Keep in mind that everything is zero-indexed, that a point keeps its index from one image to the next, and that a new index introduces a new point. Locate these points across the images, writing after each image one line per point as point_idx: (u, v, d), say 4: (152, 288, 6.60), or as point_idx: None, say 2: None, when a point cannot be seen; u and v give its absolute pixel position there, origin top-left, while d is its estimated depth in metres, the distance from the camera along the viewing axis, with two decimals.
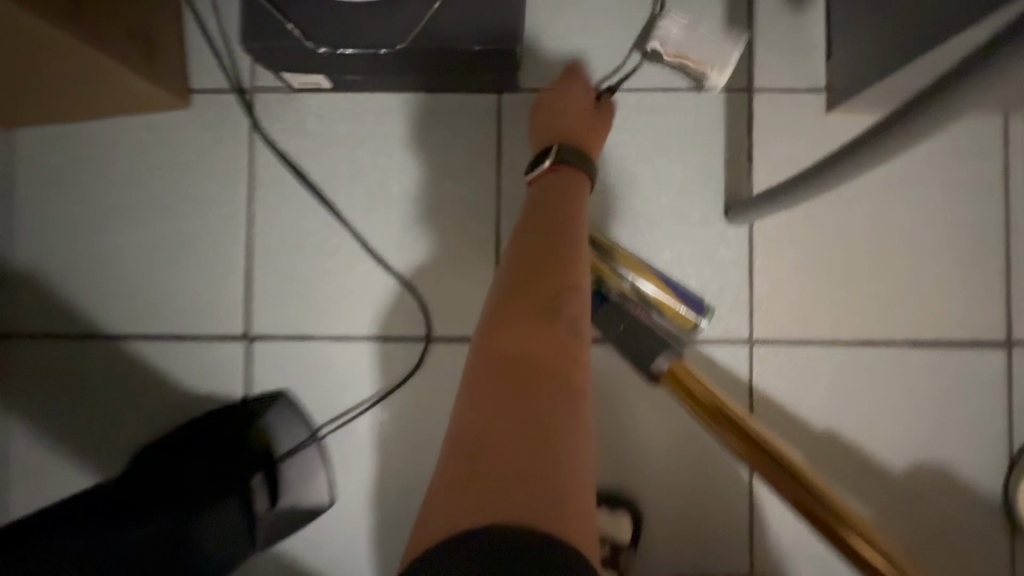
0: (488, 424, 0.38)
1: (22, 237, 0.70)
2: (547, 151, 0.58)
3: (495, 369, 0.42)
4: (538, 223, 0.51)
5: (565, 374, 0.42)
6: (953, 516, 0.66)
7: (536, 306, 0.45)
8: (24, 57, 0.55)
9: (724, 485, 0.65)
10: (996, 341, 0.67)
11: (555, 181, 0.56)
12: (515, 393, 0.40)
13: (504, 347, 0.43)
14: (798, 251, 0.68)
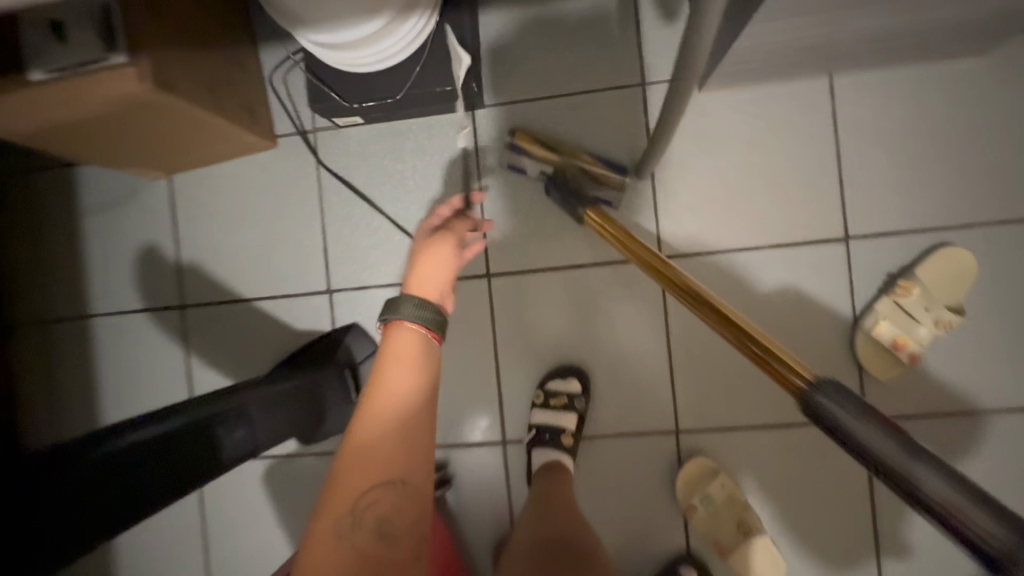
0: (346, 558, 0.57)
1: (184, 243, 1.10)
2: (396, 311, 0.75)
3: (343, 510, 0.60)
4: (391, 383, 0.69)
5: (405, 501, 0.62)
6: (816, 363, 0.95)
7: (374, 456, 0.63)
8: (195, 132, 0.92)
9: (644, 354, 1.00)
10: (837, 238, 0.95)
11: (408, 340, 0.73)
12: (364, 531, 0.59)
13: (346, 493, 0.61)
14: (689, 192, 0.98)
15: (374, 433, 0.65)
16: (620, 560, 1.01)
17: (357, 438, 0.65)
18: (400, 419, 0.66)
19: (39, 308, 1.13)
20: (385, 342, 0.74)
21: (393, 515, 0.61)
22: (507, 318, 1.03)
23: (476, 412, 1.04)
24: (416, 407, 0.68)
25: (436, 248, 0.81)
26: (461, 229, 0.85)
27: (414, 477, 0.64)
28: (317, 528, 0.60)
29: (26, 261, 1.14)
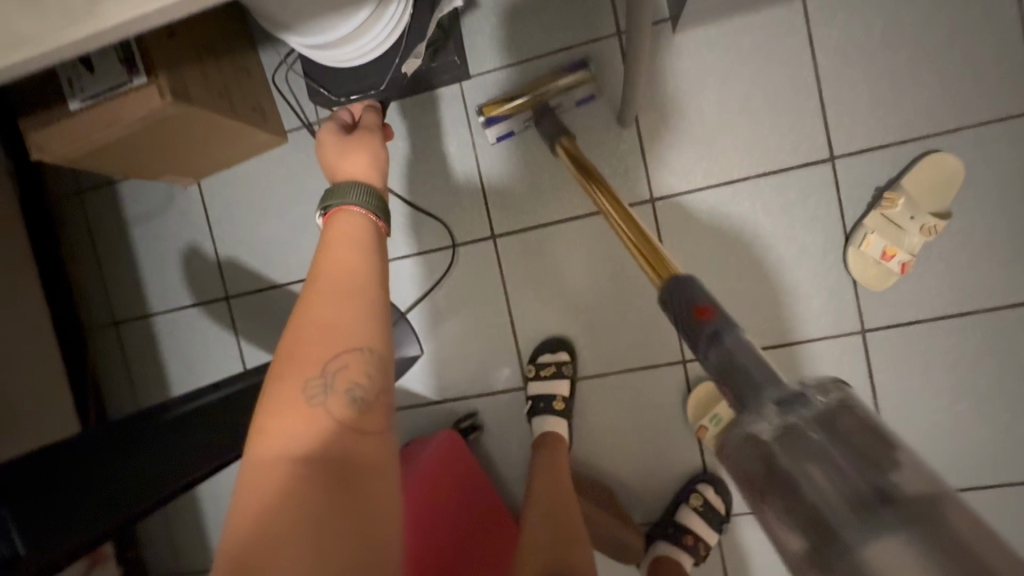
0: (314, 430, 0.50)
1: (220, 240, 1.22)
2: (329, 200, 0.64)
3: (310, 372, 0.53)
4: (337, 253, 0.59)
5: (377, 367, 0.55)
6: (810, 281, 1.00)
7: (336, 325, 0.55)
8: (214, 136, 1.01)
9: (645, 290, 1.07)
10: (823, 159, 0.97)
11: (349, 220, 0.62)
12: (333, 398, 0.52)
13: (310, 360, 0.53)
14: (673, 133, 1.02)
15: (333, 299, 0.56)
16: (643, 482, 1.10)
17: (310, 308, 0.56)
18: (360, 282, 0.58)
19: (107, 313, 1.29)
20: (330, 222, 0.63)
21: (365, 382, 0.53)
22: (515, 274, 1.11)
23: (498, 362, 1.14)
24: (378, 275, 0.59)
25: (363, 144, 0.70)
26: (375, 126, 0.74)
27: (382, 343, 0.56)
28: (277, 394, 0.52)
29: (88, 272, 1.28)
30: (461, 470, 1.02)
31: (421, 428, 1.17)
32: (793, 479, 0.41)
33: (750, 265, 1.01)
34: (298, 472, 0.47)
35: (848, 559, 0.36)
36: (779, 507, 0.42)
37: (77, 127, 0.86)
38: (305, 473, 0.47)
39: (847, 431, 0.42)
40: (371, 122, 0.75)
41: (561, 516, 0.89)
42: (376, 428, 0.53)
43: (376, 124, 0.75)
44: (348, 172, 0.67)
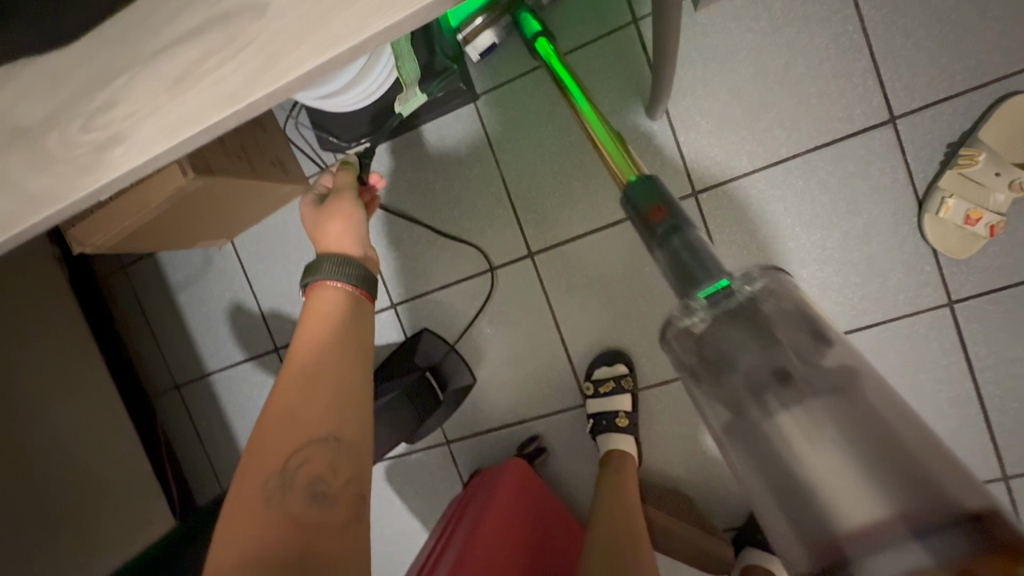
0: (275, 526, 0.49)
1: (261, 295, 1.22)
2: (312, 276, 0.69)
3: (279, 461, 0.53)
4: (317, 336, 0.62)
5: (342, 457, 0.54)
6: (880, 256, 0.91)
7: (301, 414, 0.55)
8: (240, 199, 1.00)
9: None
10: (883, 121, 0.89)
11: (330, 297, 0.67)
12: (295, 493, 0.51)
13: (272, 455, 0.54)
14: (709, 119, 0.95)
15: (301, 388, 0.57)
16: (724, 487, 1.05)
17: (279, 400, 0.57)
18: (330, 369, 0.59)
19: (168, 379, 1.32)
20: (308, 303, 0.67)
21: (327, 475, 0.53)
22: (560, 290, 1.07)
23: (554, 382, 1.10)
24: (347, 359, 0.61)
25: (338, 208, 0.76)
26: (347, 189, 0.79)
27: (348, 431, 0.56)
28: (240, 496, 0.52)
29: (145, 343, 1.32)
30: (528, 493, 0.99)
31: (485, 457, 1.15)
32: (721, 368, 0.41)
33: (811, 248, 0.94)
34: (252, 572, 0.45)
35: (761, 431, 0.38)
36: (706, 391, 0.42)
37: (110, 217, 0.87)
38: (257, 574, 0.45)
39: (774, 316, 0.41)
40: (346, 182, 0.80)
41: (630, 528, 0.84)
42: (338, 522, 0.51)
43: (351, 182, 0.80)
44: (328, 243, 0.74)
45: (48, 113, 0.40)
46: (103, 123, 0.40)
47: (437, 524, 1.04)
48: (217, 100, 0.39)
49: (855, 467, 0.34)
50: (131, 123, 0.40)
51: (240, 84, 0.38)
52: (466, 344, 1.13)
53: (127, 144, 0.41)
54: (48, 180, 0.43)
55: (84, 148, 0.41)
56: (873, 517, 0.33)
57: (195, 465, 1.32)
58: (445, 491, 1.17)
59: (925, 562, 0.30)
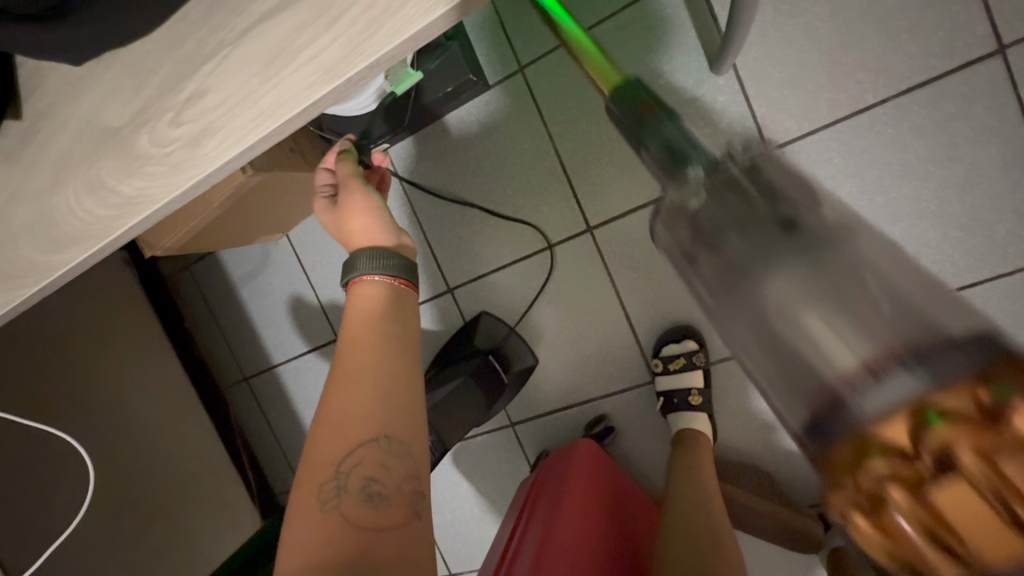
0: (331, 528, 0.50)
1: (319, 286, 1.23)
2: (353, 272, 0.65)
3: (331, 464, 0.53)
4: (357, 336, 0.60)
5: (394, 456, 0.54)
6: (987, 204, 0.83)
7: (350, 416, 0.55)
8: (296, 193, 1.00)
9: None
10: (990, 52, 0.79)
11: (371, 293, 0.64)
12: (350, 494, 0.52)
13: (326, 458, 0.54)
14: (784, 67, 0.87)
15: (345, 389, 0.57)
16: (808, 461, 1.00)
17: (327, 404, 0.57)
18: (372, 370, 0.57)
19: (237, 372, 1.37)
20: (347, 303, 0.64)
21: (380, 474, 0.53)
22: (621, 265, 1.03)
23: (620, 360, 1.07)
24: (390, 360, 0.59)
25: (348, 201, 0.71)
26: (348, 176, 0.73)
27: (397, 428, 0.55)
28: (298, 497, 0.53)
29: (213, 338, 1.37)
30: (599, 477, 0.95)
31: (552, 437, 1.14)
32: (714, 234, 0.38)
33: (901, 202, 0.85)
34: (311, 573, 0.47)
35: (745, 292, 0.35)
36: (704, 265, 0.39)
37: (176, 218, 0.88)
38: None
39: (771, 180, 0.39)
40: (347, 173, 0.74)
41: (699, 512, 0.80)
42: (395, 521, 0.52)
43: (352, 171, 0.74)
44: (357, 240, 0.70)
45: (140, 110, 0.40)
46: (194, 115, 0.39)
47: (512, 507, 1.04)
48: (314, 78, 0.36)
49: (826, 299, 0.32)
50: (223, 112, 0.39)
51: (338, 57, 0.36)
52: (526, 326, 1.10)
53: (220, 135, 0.39)
54: (140, 182, 0.42)
55: (176, 142, 0.40)
56: (866, 359, 0.30)
57: (269, 452, 1.37)
58: (512, 472, 1.17)
59: (922, 385, 0.28)
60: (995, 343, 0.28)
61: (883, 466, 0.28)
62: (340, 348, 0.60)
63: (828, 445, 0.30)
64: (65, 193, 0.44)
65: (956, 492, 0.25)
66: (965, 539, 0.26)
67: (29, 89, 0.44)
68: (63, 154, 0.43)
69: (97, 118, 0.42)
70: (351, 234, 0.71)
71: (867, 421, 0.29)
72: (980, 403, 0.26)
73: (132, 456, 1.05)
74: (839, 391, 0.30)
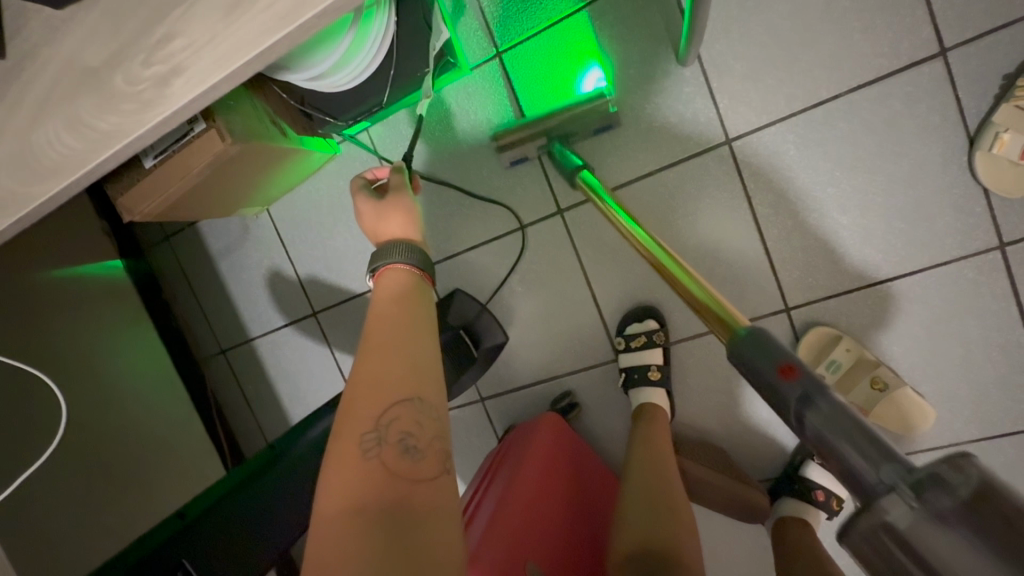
0: (371, 474, 0.52)
1: (298, 260, 1.26)
2: (382, 258, 0.73)
3: (369, 419, 0.56)
4: (395, 315, 0.65)
5: (427, 415, 0.57)
6: (926, 198, 0.88)
7: (388, 378, 0.58)
8: (276, 165, 1.03)
9: (723, 244, 0.97)
10: (933, 55, 0.84)
11: (403, 281, 0.71)
12: (388, 446, 0.54)
13: (364, 413, 0.56)
14: (745, 61, 0.91)
15: (383, 355, 0.61)
16: (760, 440, 1.05)
17: (363, 369, 0.60)
18: (408, 342, 0.62)
19: (214, 344, 1.39)
20: (379, 287, 0.71)
21: (415, 430, 0.56)
22: (590, 248, 1.07)
23: (586, 338, 1.11)
24: (423, 336, 0.64)
25: (394, 205, 0.77)
26: (401, 182, 0.79)
27: (429, 393, 0.59)
28: (338, 448, 0.55)
29: (191, 309, 1.39)
30: (564, 451, 1.00)
31: (519, 412, 1.18)
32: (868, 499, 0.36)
33: (849, 193, 0.91)
34: (358, 516, 0.49)
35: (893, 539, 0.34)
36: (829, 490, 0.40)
37: (157, 182, 0.91)
38: (365, 519, 0.48)
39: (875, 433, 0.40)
40: (399, 182, 0.79)
41: (653, 483, 0.85)
42: (428, 474, 0.54)
43: (404, 182, 0.79)
44: (389, 234, 0.77)
45: (116, 52, 0.44)
46: (163, 58, 0.43)
47: (476, 475, 1.07)
48: (269, 24, 0.40)
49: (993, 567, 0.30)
50: (188, 54, 0.42)
51: (290, 6, 0.39)
52: (498, 304, 1.15)
53: (186, 75, 0.42)
54: (113, 119, 0.45)
55: (146, 83, 0.43)
56: None
57: (243, 424, 1.39)
58: (480, 446, 1.21)
59: None
60: None
61: None
62: (371, 325, 0.65)
63: None
64: (46, 130, 0.47)
65: None
66: None
67: (13, 32, 0.47)
68: (42, 92, 0.46)
69: (75, 58, 0.45)
70: (385, 231, 0.77)
71: None
72: None
73: (108, 417, 1.07)
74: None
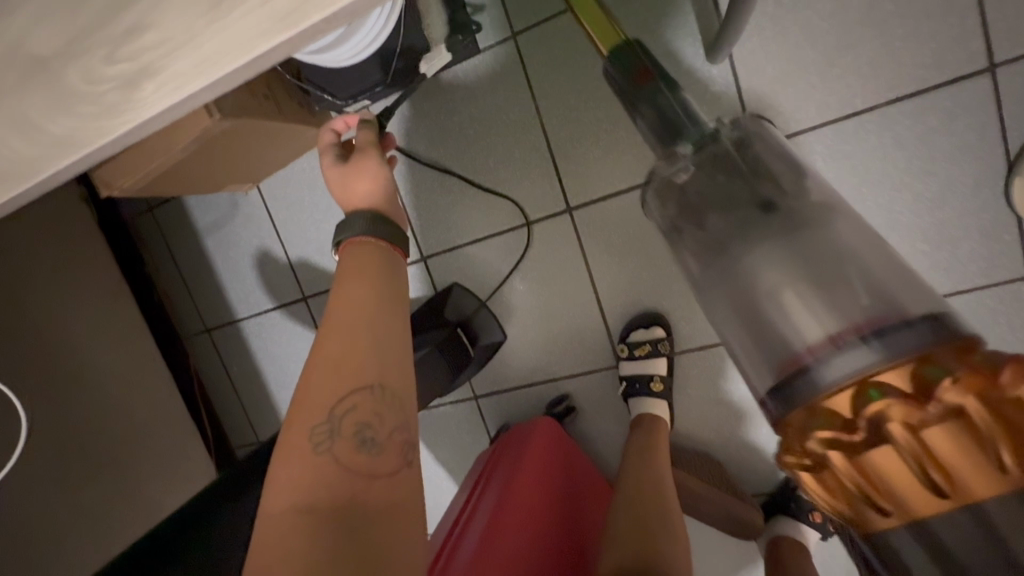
0: (323, 469, 0.48)
1: (289, 242, 1.20)
2: (347, 225, 0.65)
3: (323, 408, 0.51)
4: (355, 289, 0.58)
5: (388, 405, 0.52)
6: (956, 221, 0.84)
7: (345, 361, 0.53)
8: (270, 141, 0.96)
9: None
10: (980, 69, 0.79)
11: (369, 251, 0.63)
12: (343, 438, 0.50)
13: (319, 401, 0.51)
14: (777, 63, 0.85)
15: (341, 333, 0.55)
16: (756, 456, 1.03)
17: (320, 351, 0.54)
18: (369, 319, 0.56)
19: (198, 322, 1.33)
20: (342, 258, 0.63)
21: (374, 421, 0.51)
22: (597, 250, 1.02)
23: (587, 343, 1.08)
24: (387, 311, 0.57)
25: (361, 164, 0.71)
26: (370, 143, 0.73)
27: (391, 380, 0.53)
28: (289, 439, 0.50)
29: (174, 286, 1.32)
30: (553, 448, 0.97)
31: (513, 412, 1.15)
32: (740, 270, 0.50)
33: (876, 211, 0.86)
34: (305, 517, 0.45)
35: (738, 269, 0.50)
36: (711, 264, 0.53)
37: (137, 155, 0.84)
38: (312, 521, 0.44)
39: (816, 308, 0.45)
40: (368, 140, 0.74)
41: (641, 493, 0.82)
42: (387, 469, 0.50)
43: (373, 140, 0.74)
44: (358, 203, 0.69)
45: (69, 41, 0.36)
46: (130, 56, 0.36)
47: (468, 476, 1.05)
48: (267, 27, 0.35)
49: (818, 305, 0.44)
50: (163, 56, 0.36)
51: (287, 7, 0.34)
52: (498, 301, 1.10)
53: (160, 80, 0.38)
54: (75, 121, 0.41)
55: (112, 84, 0.38)
56: (833, 331, 0.42)
57: (227, 406, 1.35)
58: (471, 444, 1.19)
59: (872, 361, 0.39)
60: (920, 326, 0.40)
61: (826, 427, 0.39)
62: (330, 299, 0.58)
63: (790, 406, 0.42)
64: None
65: (882, 455, 0.38)
66: (890, 482, 0.39)
67: None
68: None
69: None
70: (353, 198, 0.70)
71: (829, 385, 0.40)
72: (909, 381, 0.38)
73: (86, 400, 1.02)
74: (808, 363, 0.42)
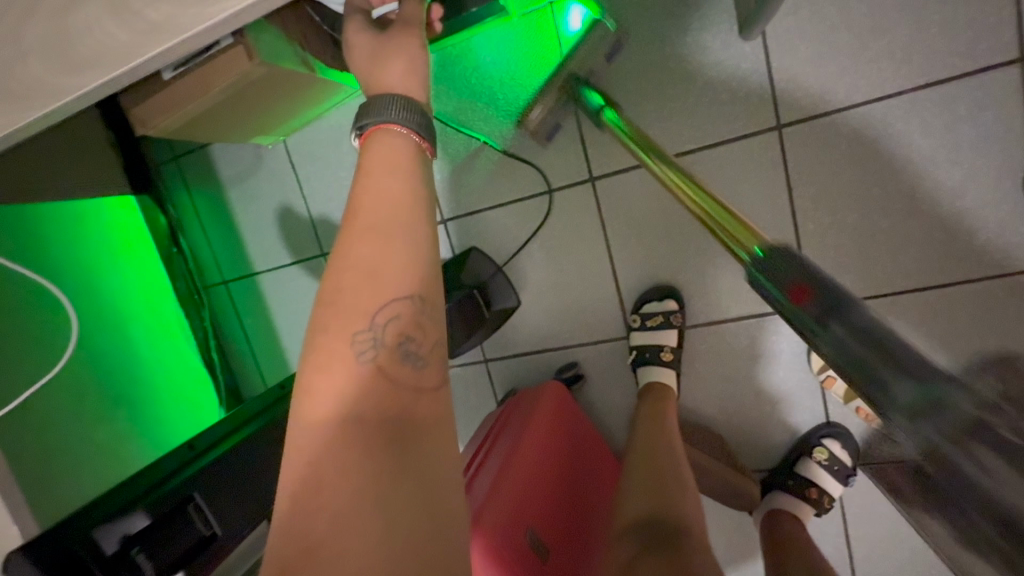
0: (367, 378, 0.49)
1: (312, 198, 1.21)
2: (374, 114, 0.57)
3: (363, 318, 0.50)
4: (386, 192, 0.54)
5: (426, 318, 0.53)
6: (974, 210, 0.86)
7: (384, 273, 0.51)
8: (300, 90, 0.96)
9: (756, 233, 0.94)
10: (1011, 59, 0.80)
11: (397, 147, 0.57)
12: (384, 349, 0.50)
13: (358, 308, 0.50)
14: (811, 43, 0.86)
15: (378, 243, 0.52)
16: (758, 432, 1.06)
17: (355, 256, 0.52)
18: (407, 228, 0.53)
19: (217, 273, 1.35)
20: (368, 151, 0.56)
21: (414, 334, 0.52)
22: (617, 221, 1.04)
23: (599, 313, 1.10)
24: (425, 220, 0.54)
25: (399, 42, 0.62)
26: (412, 18, 0.65)
27: (430, 293, 0.53)
28: (325, 346, 0.49)
29: (194, 236, 1.34)
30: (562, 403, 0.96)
31: (521, 377, 1.17)
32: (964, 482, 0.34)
33: (896, 195, 0.88)
34: (353, 425, 0.46)
35: None
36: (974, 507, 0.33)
37: (174, 96, 0.84)
38: (363, 428, 0.46)
39: None
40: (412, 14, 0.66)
41: (653, 454, 0.85)
42: (429, 384, 0.52)
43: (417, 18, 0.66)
44: (387, 83, 0.59)
45: None
46: None
47: (475, 434, 1.08)
48: None
49: None
50: None
51: None
52: (514, 267, 1.12)
53: None
54: None
55: None
56: None
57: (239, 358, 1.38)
58: (478, 406, 1.22)
59: None
60: None
61: None
62: (359, 201, 0.54)
63: None
64: None
65: None
66: None
67: None
68: None
69: None
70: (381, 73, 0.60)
71: None
72: None
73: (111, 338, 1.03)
74: None
